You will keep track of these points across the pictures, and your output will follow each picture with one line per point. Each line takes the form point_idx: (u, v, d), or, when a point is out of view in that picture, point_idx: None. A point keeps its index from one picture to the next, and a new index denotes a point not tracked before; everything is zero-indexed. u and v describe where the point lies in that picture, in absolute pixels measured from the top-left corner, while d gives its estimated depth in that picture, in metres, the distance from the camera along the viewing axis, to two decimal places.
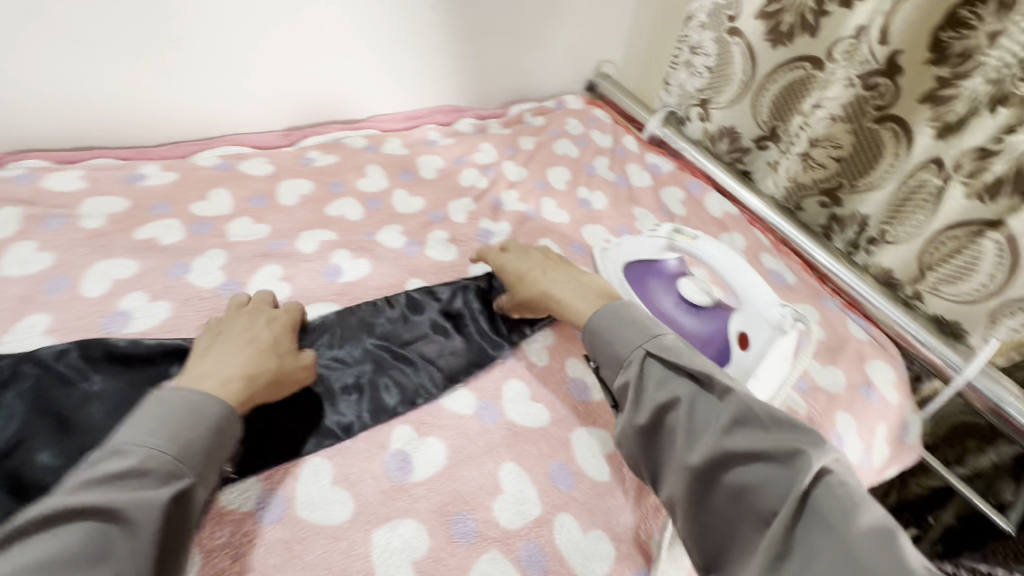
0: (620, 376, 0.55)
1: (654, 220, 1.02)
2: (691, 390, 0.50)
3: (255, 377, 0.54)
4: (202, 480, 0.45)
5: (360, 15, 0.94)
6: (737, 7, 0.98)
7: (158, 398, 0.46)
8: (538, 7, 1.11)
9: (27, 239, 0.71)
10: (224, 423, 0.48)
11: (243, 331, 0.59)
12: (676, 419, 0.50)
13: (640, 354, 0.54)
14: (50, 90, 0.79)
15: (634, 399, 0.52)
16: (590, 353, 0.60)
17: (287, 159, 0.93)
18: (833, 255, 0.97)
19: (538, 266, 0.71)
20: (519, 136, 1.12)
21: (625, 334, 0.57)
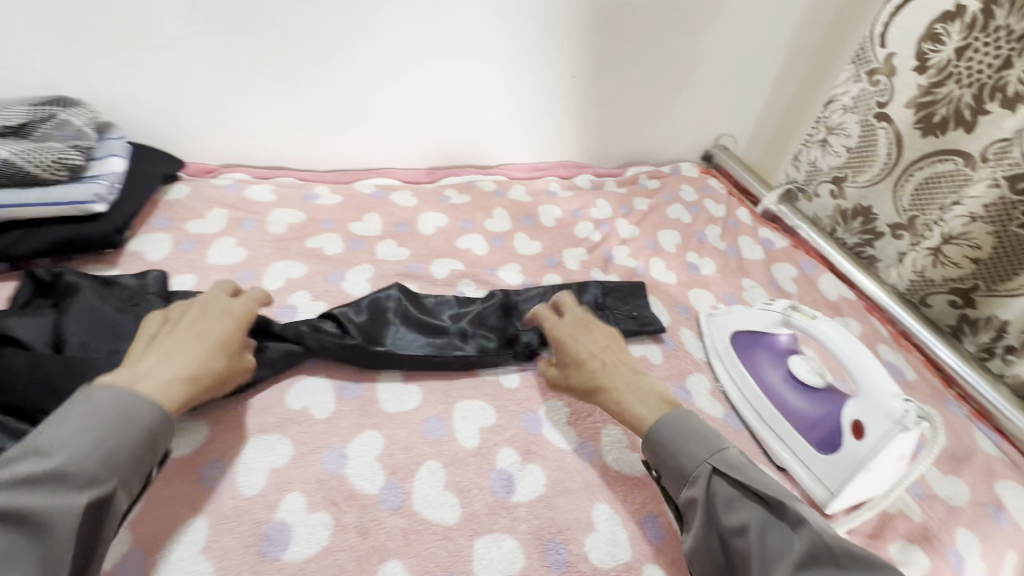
0: (685, 490, 0.55)
1: (762, 293, 1.03)
2: (764, 516, 0.51)
3: (199, 381, 0.54)
4: (129, 486, 0.47)
5: (511, 79, 1.07)
6: (889, 94, 0.97)
7: (85, 400, 0.47)
8: (668, 83, 1.19)
9: (229, 236, 0.87)
10: (158, 434, 0.49)
11: (192, 327, 0.57)
12: (749, 546, 0.50)
13: (706, 469, 0.55)
14: (263, 123, 0.98)
15: (704, 519, 0.53)
16: (649, 461, 0.60)
17: (429, 195, 1.06)
18: (962, 357, 0.93)
19: (598, 354, 0.67)
20: (633, 197, 1.19)
21: (688, 447, 0.57)
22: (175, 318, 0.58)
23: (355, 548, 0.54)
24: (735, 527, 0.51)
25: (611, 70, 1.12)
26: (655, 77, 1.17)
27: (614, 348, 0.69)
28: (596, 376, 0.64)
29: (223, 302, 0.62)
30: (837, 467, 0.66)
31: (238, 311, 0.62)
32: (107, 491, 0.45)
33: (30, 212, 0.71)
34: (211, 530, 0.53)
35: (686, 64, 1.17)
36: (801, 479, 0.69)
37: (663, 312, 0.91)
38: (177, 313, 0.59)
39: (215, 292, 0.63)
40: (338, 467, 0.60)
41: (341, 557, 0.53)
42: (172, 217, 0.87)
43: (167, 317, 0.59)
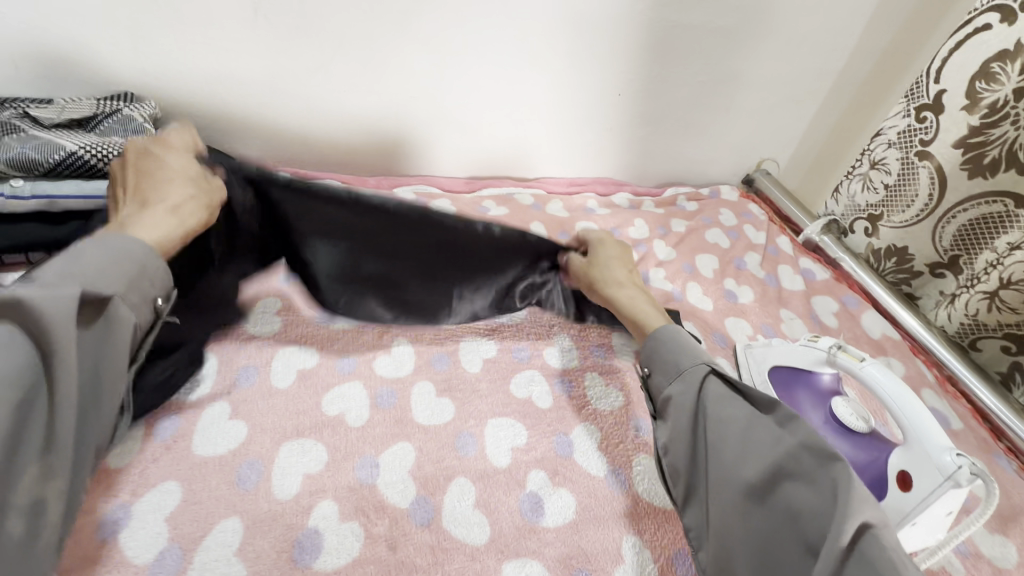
0: (674, 385, 0.60)
1: (802, 325, 1.00)
2: (750, 413, 0.55)
3: (181, 209, 0.58)
4: (128, 301, 0.51)
5: (556, 95, 1.07)
6: (935, 132, 0.94)
7: (74, 250, 0.50)
8: (713, 105, 1.17)
9: None
10: (147, 263, 0.53)
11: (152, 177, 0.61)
12: (728, 437, 0.54)
13: (702, 368, 0.59)
14: (311, 125, 1.00)
15: (688, 409, 0.58)
16: (642, 362, 0.65)
17: (467, 205, 1.07)
18: (1011, 407, 0.89)
19: (618, 274, 0.75)
20: (671, 218, 1.17)
21: (687, 350, 0.62)
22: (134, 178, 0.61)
23: (384, 561, 0.54)
24: (719, 418, 0.55)
25: (657, 89, 1.11)
26: (701, 98, 1.15)
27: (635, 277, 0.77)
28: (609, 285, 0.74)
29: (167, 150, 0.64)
30: None
31: (176, 151, 0.64)
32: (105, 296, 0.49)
33: (87, 205, 0.72)
34: (245, 532, 0.53)
35: (733, 87, 1.15)
36: None
37: (697, 340, 0.90)
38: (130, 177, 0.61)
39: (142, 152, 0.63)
40: (369, 476, 0.60)
41: (369, 569, 0.53)
42: None
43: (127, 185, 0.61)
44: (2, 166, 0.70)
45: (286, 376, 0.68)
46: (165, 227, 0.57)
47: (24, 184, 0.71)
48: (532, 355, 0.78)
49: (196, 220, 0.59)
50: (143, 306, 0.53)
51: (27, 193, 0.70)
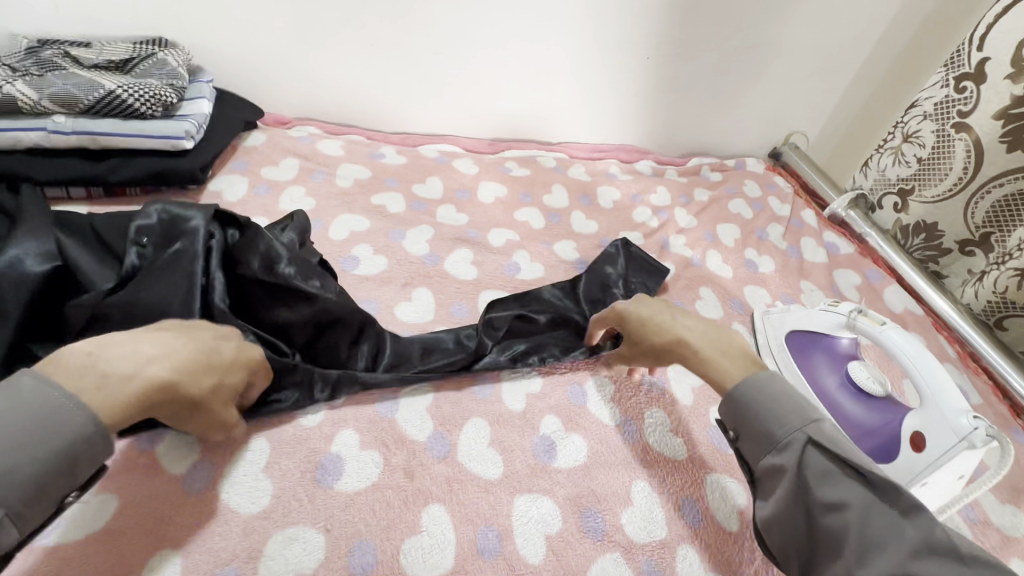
0: (772, 456, 0.49)
1: (822, 297, 0.99)
2: (864, 496, 0.45)
3: (174, 391, 0.43)
4: (15, 521, 0.36)
5: (582, 57, 1.05)
6: (974, 102, 0.91)
7: (11, 399, 0.37)
8: (745, 72, 1.14)
9: (300, 185, 0.90)
10: (80, 448, 0.38)
11: (192, 334, 0.47)
12: (846, 525, 0.44)
13: (800, 438, 0.48)
14: (338, 79, 1.01)
15: (792, 486, 0.47)
16: (727, 421, 0.54)
17: (490, 165, 1.07)
18: None
19: (665, 311, 0.63)
20: (694, 187, 1.16)
21: (781, 414, 0.50)
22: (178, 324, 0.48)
23: (402, 487, 0.56)
24: (829, 503, 0.45)
25: (687, 54, 1.09)
26: (732, 65, 1.13)
27: (680, 307, 0.65)
28: (665, 326, 0.61)
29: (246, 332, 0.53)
30: (889, 476, 0.64)
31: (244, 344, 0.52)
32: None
33: (126, 141, 0.75)
34: (272, 452, 0.56)
35: (766, 54, 1.12)
36: None
37: (714, 305, 0.90)
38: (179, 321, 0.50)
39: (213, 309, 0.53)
40: (389, 411, 0.62)
41: (388, 493, 0.55)
42: (248, 161, 0.92)
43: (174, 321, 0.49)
44: (45, 101, 0.72)
45: None
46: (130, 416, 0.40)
47: (66, 119, 0.73)
48: None
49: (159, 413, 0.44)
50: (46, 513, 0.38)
51: (69, 128, 0.73)
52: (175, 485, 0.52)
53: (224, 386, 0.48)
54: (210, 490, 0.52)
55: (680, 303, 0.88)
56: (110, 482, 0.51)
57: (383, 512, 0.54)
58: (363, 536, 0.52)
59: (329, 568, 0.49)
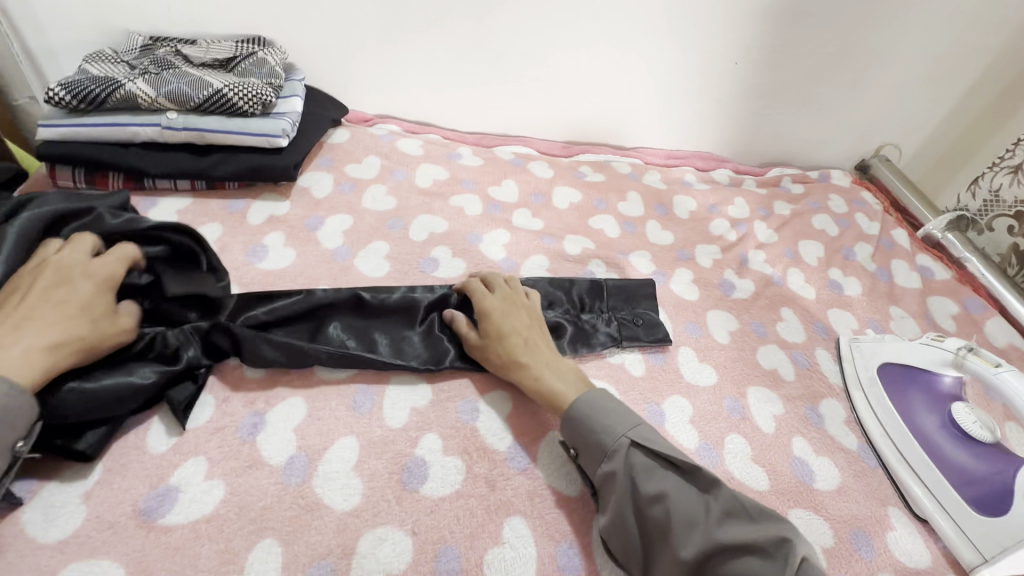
0: (604, 465, 0.55)
1: (914, 325, 0.93)
2: (678, 484, 0.52)
3: (64, 347, 0.49)
4: None
5: (664, 59, 1.02)
6: None
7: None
8: (841, 80, 1.08)
9: (381, 183, 0.92)
10: (9, 404, 0.44)
11: (46, 293, 0.51)
12: (665, 513, 0.50)
13: (624, 443, 0.55)
14: (421, 80, 1.02)
15: (625, 489, 0.53)
16: (568, 442, 0.59)
17: (565, 169, 1.06)
18: None
19: (521, 330, 0.65)
20: (774, 200, 1.11)
21: (604, 423, 0.57)
22: (25, 286, 0.52)
23: (485, 497, 0.57)
24: (650, 495, 0.51)
25: (780, 59, 1.04)
26: (827, 71, 1.06)
27: (540, 325, 0.68)
28: (515, 349, 0.63)
29: (72, 265, 0.54)
30: (999, 532, 0.60)
31: (100, 271, 0.55)
32: None
33: (229, 138, 0.79)
34: (361, 451, 0.58)
35: (866, 60, 1.05)
36: (945, 534, 0.63)
37: (797, 328, 0.86)
38: (25, 280, 0.52)
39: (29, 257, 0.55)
40: (470, 418, 0.63)
41: (471, 502, 0.56)
42: (334, 158, 0.94)
43: (16, 289, 0.52)
44: (161, 99, 0.76)
45: (375, 270, 0.78)
46: (39, 367, 0.47)
47: (178, 116, 0.77)
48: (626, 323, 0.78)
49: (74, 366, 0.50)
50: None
51: (180, 124, 0.77)
52: (274, 476, 0.55)
53: (99, 307, 0.53)
54: (307, 483, 0.55)
55: (760, 324, 0.85)
56: (219, 469, 0.54)
57: (466, 520, 0.55)
58: (448, 542, 0.53)
59: (417, 571, 0.51)
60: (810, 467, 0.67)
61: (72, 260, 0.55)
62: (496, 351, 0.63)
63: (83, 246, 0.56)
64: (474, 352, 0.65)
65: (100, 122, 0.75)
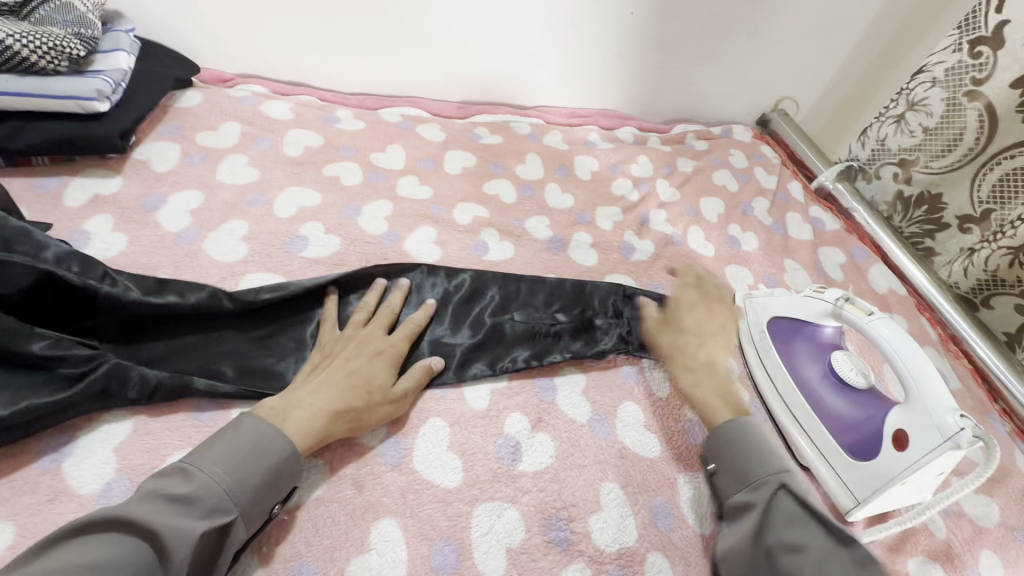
0: (742, 492, 0.53)
1: (806, 277, 0.95)
2: (825, 544, 0.47)
3: (337, 420, 0.51)
4: (245, 521, 0.44)
5: (559, 9, 0.95)
6: (990, 69, 0.85)
7: (236, 427, 0.47)
8: (736, 31, 1.06)
9: (241, 153, 0.81)
10: (282, 469, 0.47)
11: (346, 362, 0.55)
12: (799, 566, 0.46)
13: (774, 481, 0.52)
14: (285, 32, 0.89)
15: (758, 522, 0.50)
16: (711, 459, 0.58)
17: (458, 131, 0.98)
18: (999, 355, 0.88)
19: (695, 337, 0.66)
20: (678, 157, 1.09)
21: (761, 456, 0.55)
22: (334, 350, 0.57)
23: (350, 501, 0.51)
24: (787, 543, 0.47)
25: (676, 8, 0.99)
26: (723, 21, 1.03)
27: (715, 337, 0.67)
28: (673, 343, 0.66)
29: (378, 338, 0.59)
30: (869, 477, 0.62)
31: (390, 348, 0.59)
32: (224, 523, 0.42)
33: (24, 102, 0.65)
34: None
35: (760, 10, 1.03)
36: (825, 481, 0.66)
37: None
38: (335, 346, 0.58)
39: (333, 322, 0.60)
40: None
41: (334, 508, 0.50)
42: (182, 126, 0.81)
43: (327, 351, 0.57)
44: None
45: (229, 253, 0.68)
46: (320, 432, 0.50)
47: None
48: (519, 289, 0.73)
49: (347, 432, 0.53)
50: (261, 520, 0.46)
51: None
52: (84, 508, 0.46)
53: (377, 384, 0.55)
54: None
55: (659, 285, 0.83)
56: (8, 507, 0.45)
57: (326, 530, 0.49)
58: (304, 558, 0.47)
59: None
60: (701, 428, 0.67)
61: (365, 329, 0.60)
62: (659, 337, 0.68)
63: (381, 318, 0.61)
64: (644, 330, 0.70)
65: None
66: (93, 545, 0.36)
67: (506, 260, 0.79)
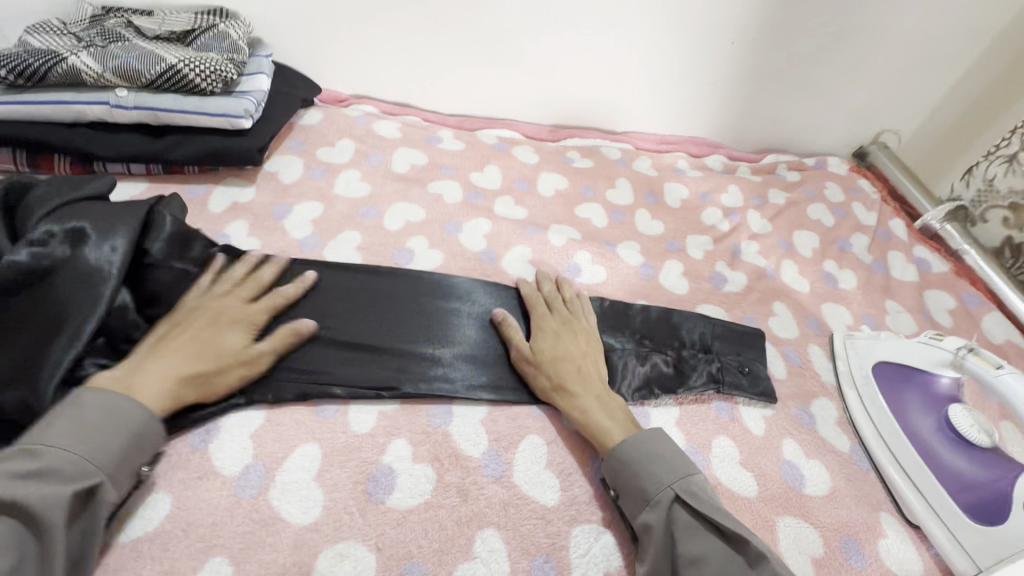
0: (644, 513, 0.51)
1: (910, 320, 0.89)
2: (722, 551, 0.48)
3: (184, 384, 0.52)
4: (114, 479, 0.45)
5: (657, 39, 0.96)
6: None
7: (76, 403, 0.45)
8: (838, 62, 1.03)
9: (355, 168, 0.87)
10: (144, 431, 0.47)
11: (193, 331, 0.55)
12: None
13: (668, 496, 0.51)
14: (398, 58, 0.96)
15: (663, 546, 0.49)
16: (609, 480, 0.55)
17: (551, 154, 1.01)
18: None
19: (573, 359, 0.63)
20: (770, 188, 1.06)
21: (651, 470, 0.53)
22: (183, 321, 0.56)
23: (456, 508, 0.53)
24: (691, 558, 0.47)
25: (777, 39, 0.98)
26: (826, 52, 1.01)
27: (591, 357, 0.65)
28: (566, 375, 0.61)
29: (232, 307, 0.59)
30: (996, 542, 0.58)
31: (244, 315, 0.59)
32: (92, 484, 0.43)
33: (185, 118, 0.73)
34: (324, 460, 0.54)
35: (866, 42, 1.00)
36: (938, 542, 0.61)
37: (789, 323, 0.82)
38: (187, 316, 0.57)
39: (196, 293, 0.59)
40: (443, 423, 0.59)
41: (441, 513, 0.53)
42: (304, 141, 0.89)
43: (177, 322, 0.56)
44: (107, 74, 0.70)
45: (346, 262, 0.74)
46: (168, 397, 0.51)
47: (128, 94, 0.71)
48: (613, 312, 0.74)
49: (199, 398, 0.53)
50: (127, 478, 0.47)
51: (131, 103, 0.71)
52: (227, 489, 0.51)
53: (227, 351, 0.55)
54: (263, 495, 0.51)
55: (753, 319, 0.81)
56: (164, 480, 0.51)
57: (434, 534, 0.51)
58: (414, 559, 0.49)
59: None
60: (799, 472, 0.64)
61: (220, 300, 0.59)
62: (547, 372, 0.62)
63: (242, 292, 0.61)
64: (521, 362, 0.64)
65: (41, 101, 0.70)
66: None
67: (598, 284, 0.81)
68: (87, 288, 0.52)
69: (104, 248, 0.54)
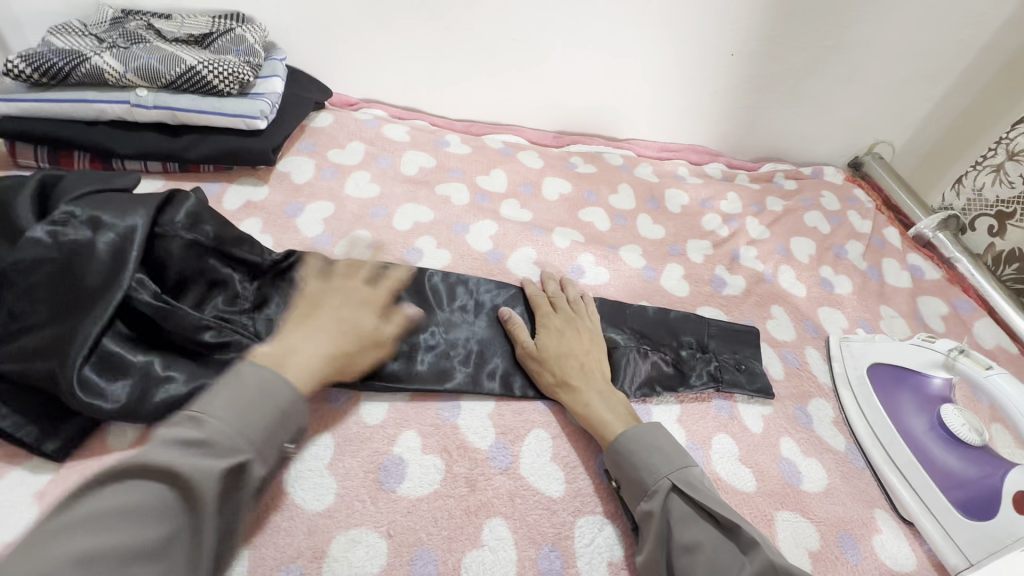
0: (642, 503, 0.53)
1: (903, 325, 0.92)
2: (715, 539, 0.49)
3: (335, 360, 0.53)
4: (260, 457, 0.42)
5: (659, 51, 0.99)
6: None
7: (237, 375, 0.44)
8: (834, 75, 1.06)
9: (365, 170, 0.89)
10: (290, 408, 0.45)
11: (337, 310, 0.56)
12: (695, 566, 0.48)
13: (665, 485, 0.53)
14: (408, 64, 0.98)
15: (659, 534, 0.50)
16: (610, 472, 0.57)
17: (555, 159, 1.03)
18: None
19: (578, 355, 0.65)
20: (767, 195, 1.09)
21: (650, 461, 0.55)
22: (318, 302, 0.56)
23: (464, 498, 0.55)
24: (685, 545, 0.49)
25: (774, 52, 1.01)
26: (821, 65, 1.04)
27: (594, 353, 0.67)
28: (570, 370, 0.63)
29: (363, 290, 0.60)
30: (986, 538, 0.60)
31: (377, 299, 0.60)
32: (242, 460, 0.40)
33: (203, 118, 0.75)
34: (336, 450, 0.55)
35: (860, 56, 1.03)
36: (930, 537, 0.63)
37: (787, 326, 0.84)
38: (319, 296, 0.57)
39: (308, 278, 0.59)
40: (451, 416, 0.61)
41: (449, 503, 0.54)
42: (315, 143, 0.91)
43: (312, 301, 0.57)
44: (129, 74, 0.73)
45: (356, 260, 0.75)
46: (319, 373, 0.51)
47: (148, 94, 0.74)
48: (617, 313, 0.76)
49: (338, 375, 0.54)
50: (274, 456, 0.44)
51: (150, 102, 0.74)
52: None
53: (365, 331, 0.56)
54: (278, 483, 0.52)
55: (751, 321, 0.83)
56: None
57: (444, 522, 0.53)
58: (425, 546, 0.51)
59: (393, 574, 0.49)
60: (796, 468, 0.66)
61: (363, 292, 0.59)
62: (552, 369, 0.63)
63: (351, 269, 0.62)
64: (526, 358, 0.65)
65: (62, 98, 0.72)
66: (114, 490, 0.35)
67: (601, 285, 0.83)
68: (111, 270, 0.53)
69: (130, 233, 0.55)
